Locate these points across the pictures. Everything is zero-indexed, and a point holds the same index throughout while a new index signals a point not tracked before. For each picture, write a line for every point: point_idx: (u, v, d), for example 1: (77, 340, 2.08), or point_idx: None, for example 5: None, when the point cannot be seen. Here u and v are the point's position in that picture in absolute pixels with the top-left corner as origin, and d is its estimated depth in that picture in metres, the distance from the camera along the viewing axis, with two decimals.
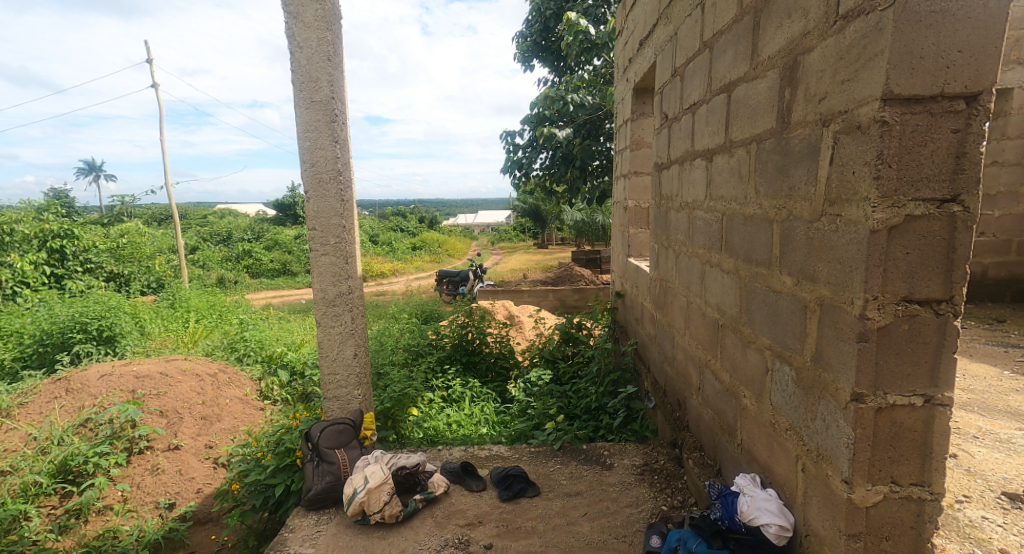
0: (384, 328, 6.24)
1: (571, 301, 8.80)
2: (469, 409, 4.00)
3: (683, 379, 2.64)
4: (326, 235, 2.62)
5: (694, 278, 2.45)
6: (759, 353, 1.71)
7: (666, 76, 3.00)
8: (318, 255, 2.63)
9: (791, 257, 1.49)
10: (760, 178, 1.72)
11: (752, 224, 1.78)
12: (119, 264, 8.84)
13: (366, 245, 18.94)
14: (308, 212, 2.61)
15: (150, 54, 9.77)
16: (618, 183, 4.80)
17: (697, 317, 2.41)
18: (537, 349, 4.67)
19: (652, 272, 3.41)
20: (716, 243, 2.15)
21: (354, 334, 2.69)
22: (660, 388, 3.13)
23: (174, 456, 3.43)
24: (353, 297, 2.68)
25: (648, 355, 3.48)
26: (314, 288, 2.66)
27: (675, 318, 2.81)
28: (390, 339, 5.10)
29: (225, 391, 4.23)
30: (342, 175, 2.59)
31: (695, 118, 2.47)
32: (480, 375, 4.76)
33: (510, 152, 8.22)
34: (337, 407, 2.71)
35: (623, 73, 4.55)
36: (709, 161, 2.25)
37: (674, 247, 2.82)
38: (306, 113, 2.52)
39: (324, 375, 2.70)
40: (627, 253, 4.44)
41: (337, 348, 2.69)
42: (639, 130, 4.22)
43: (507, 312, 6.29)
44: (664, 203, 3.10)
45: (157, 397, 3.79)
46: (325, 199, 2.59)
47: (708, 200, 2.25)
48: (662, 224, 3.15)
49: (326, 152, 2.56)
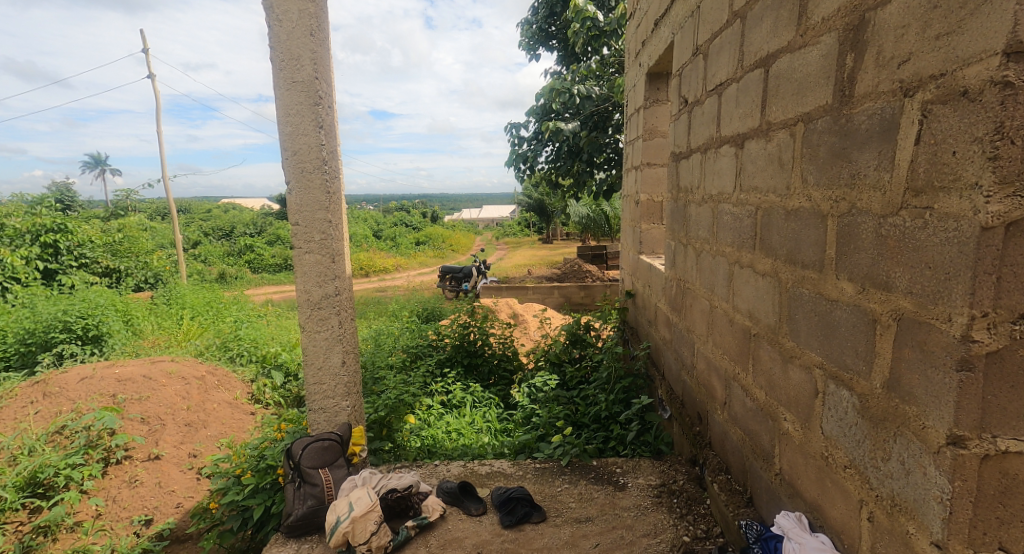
0: (382, 327, 6.03)
1: (577, 299, 8.58)
2: (470, 415, 3.78)
3: (705, 390, 2.41)
4: (311, 231, 2.37)
5: (720, 279, 2.20)
6: (806, 372, 1.46)
7: (686, 56, 2.74)
8: (302, 252, 2.39)
9: (853, 259, 1.24)
10: (808, 165, 1.46)
11: (798, 219, 1.51)
12: (115, 259, 8.68)
13: (369, 240, 18.73)
14: (291, 205, 2.36)
15: (146, 44, 9.57)
16: (628, 175, 4.55)
17: (724, 324, 2.16)
18: (542, 351, 4.47)
19: (668, 270, 3.16)
20: (747, 241, 1.90)
21: (342, 341, 2.46)
22: (677, 398, 2.88)
23: (154, 467, 3.17)
24: (340, 300, 2.44)
25: (663, 360, 3.23)
26: (297, 289, 2.42)
27: (696, 322, 2.56)
28: (388, 340, 4.88)
29: (213, 394, 3.99)
30: (327, 165, 2.35)
31: (721, 100, 2.20)
32: (482, 379, 4.52)
33: (514, 145, 7.97)
34: (323, 420, 2.47)
35: (635, 58, 4.28)
36: (739, 148, 2.00)
37: (694, 244, 2.57)
38: (286, 96, 2.27)
39: (309, 385, 2.46)
40: (640, 250, 4.18)
41: (324, 356, 2.45)
42: (653, 118, 3.98)
43: (511, 310, 6.04)
44: (683, 195, 2.84)
45: (138, 402, 3.55)
46: (309, 191, 2.35)
47: (738, 191, 2.00)
48: (680, 220, 2.89)
49: (310, 139, 2.31)
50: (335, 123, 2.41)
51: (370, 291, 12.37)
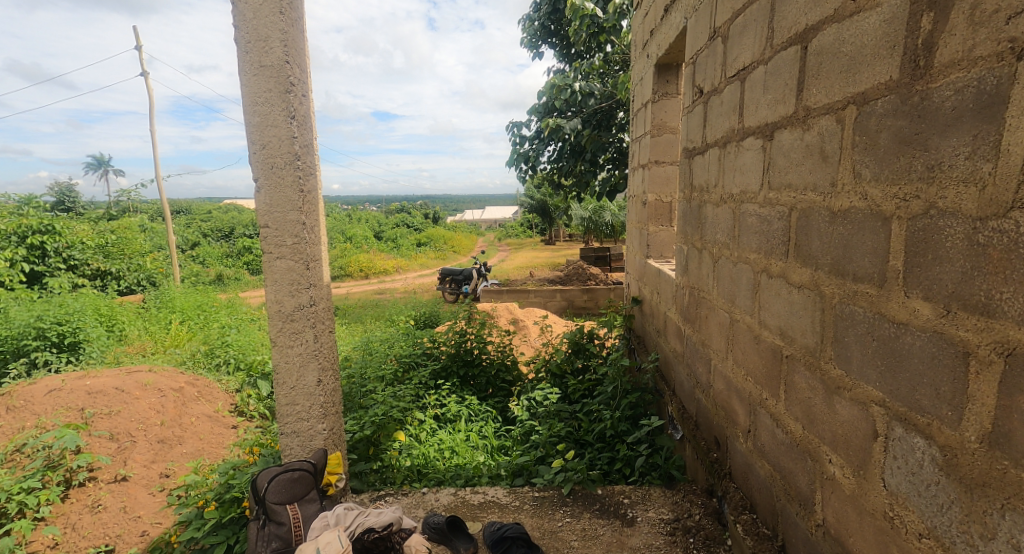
0: (377, 334, 5.79)
1: (579, 303, 8.32)
2: (465, 432, 3.53)
3: (723, 413, 2.16)
4: (282, 235, 2.12)
5: (742, 289, 1.95)
6: (858, 408, 1.20)
7: (701, 41, 2.49)
8: (272, 258, 2.14)
9: (930, 274, 0.99)
10: (861, 156, 1.21)
11: (846, 223, 1.26)
12: (106, 261, 8.48)
13: (370, 241, 18.52)
14: (259, 205, 2.11)
15: (138, 40, 9.36)
16: (635, 174, 4.30)
17: (747, 341, 1.91)
18: (542, 362, 4.22)
19: (679, 277, 2.90)
20: (778, 247, 1.65)
21: (317, 356, 2.21)
22: (689, 418, 2.63)
23: (120, 490, 2.91)
24: (316, 311, 2.20)
25: (674, 375, 2.98)
26: (267, 299, 2.17)
27: (713, 336, 2.31)
28: (381, 348, 4.63)
29: (192, 407, 3.74)
30: (300, 161, 2.10)
31: (744, 87, 1.95)
32: (479, 390, 4.27)
33: (514, 144, 7.74)
34: (297, 445, 2.22)
35: (643, 49, 4.04)
36: (766, 140, 1.75)
37: (710, 249, 2.32)
38: (253, 83, 2.01)
39: (281, 406, 2.20)
40: (647, 254, 3.93)
41: (297, 374, 2.19)
42: (661, 113, 3.73)
43: (511, 315, 5.79)
44: (697, 194, 2.58)
45: (108, 417, 3.30)
46: (280, 189, 2.09)
47: (765, 189, 1.74)
48: (693, 222, 2.64)
49: (280, 131, 2.05)
50: (309, 113, 2.16)
51: (369, 293, 12.15)
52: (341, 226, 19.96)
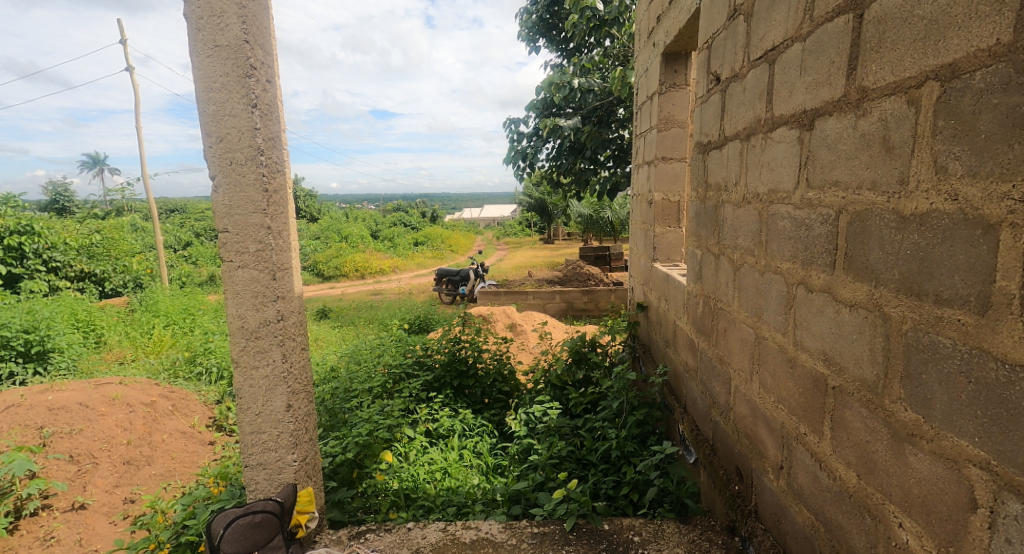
0: (368, 340, 5.53)
1: (579, 305, 8.07)
2: (458, 451, 3.28)
3: (747, 442, 1.90)
4: (244, 240, 1.86)
5: (772, 302, 1.70)
6: (946, 465, 0.95)
7: (719, 22, 2.23)
8: (234, 267, 1.88)
9: None
10: (947, 147, 0.95)
11: (924, 230, 1.01)
12: (90, 263, 8.22)
13: (366, 240, 18.25)
14: (218, 207, 1.85)
15: (123, 34, 9.08)
16: (639, 171, 4.04)
17: (778, 363, 1.65)
18: (542, 372, 3.97)
19: (692, 283, 2.65)
20: (821, 256, 1.39)
21: (286, 378, 1.94)
22: (705, 441, 2.38)
23: (77, 519, 2.64)
24: (285, 326, 1.94)
25: (686, 391, 2.73)
26: (228, 313, 1.90)
27: (734, 354, 2.05)
28: (370, 357, 4.37)
29: (164, 423, 3.46)
30: (264, 155, 1.83)
31: (773, 70, 1.69)
32: (474, 402, 4.02)
33: (511, 142, 7.48)
34: (263, 478, 1.96)
35: (648, 38, 3.78)
36: (803, 130, 1.49)
37: (732, 255, 2.06)
38: (208, 66, 1.76)
39: (245, 434, 1.94)
40: (653, 257, 3.67)
41: (263, 399, 1.93)
42: (669, 105, 3.47)
43: (508, 319, 5.53)
44: (713, 193, 2.32)
45: (68, 437, 3.05)
46: (240, 187, 1.83)
47: (803, 188, 1.49)
48: (709, 224, 2.38)
49: (240, 121, 1.79)
50: (275, 101, 1.90)
51: (365, 294, 11.88)
52: (337, 226, 19.69)
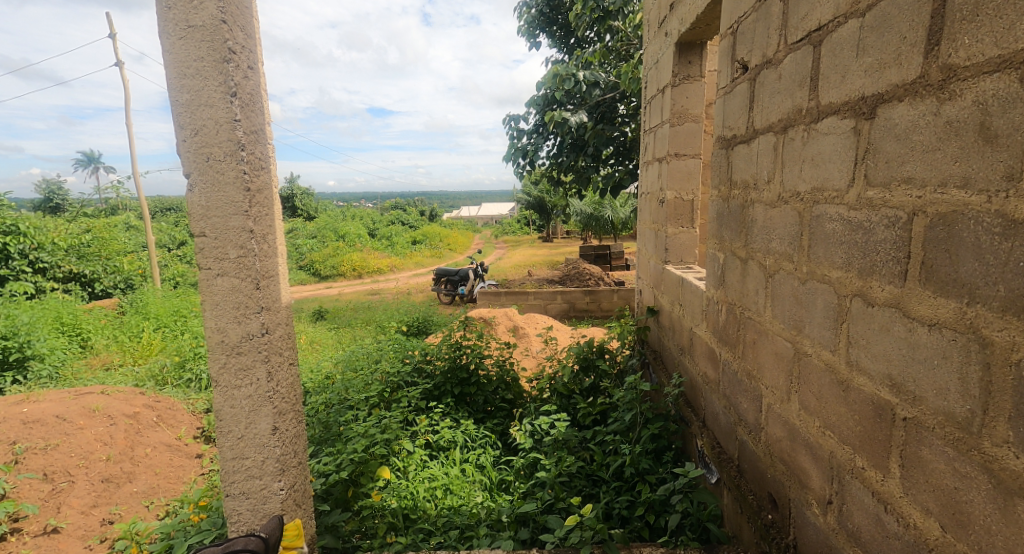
0: (365, 345, 5.33)
1: (581, 305, 7.89)
2: (459, 466, 3.09)
3: (784, 468, 1.72)
4: (224, 246, 1.66)
5: (817, 315, 1.51)
6: None
7: (747, 5, 2.05)
8: (213, 275, 1.68)
9: None
10: None
11: None
12: (79, 263, 8.01)
13: (363, 240, 18.04)
14: (193, 208, 1.65)
15: (113, 30, 8.87)
16: (649, 168, 3.86)
17: (824, 384, 1.47)
18: (547, 380, 3.79)
19: (712, 288, 2.46)
20: (886, 266, 1.21)
21: (272, 398, 1.75)
22: (729, 461, 2.20)
23: (48, 545, 2.45)
24: (270, 341, 1.74)
25: (706, 404, 2.55)
26: (206, 326, 1.71)
27: (766, 369, 1.87)
28: (366, 364, 4.18)
29: (148, 435, 3.26)
30: (245, 151, 1.63)
31: (818, 53, 1.51)
32: (476, 411, 3.83)
33: (512, 138, 7.27)
34: (247, 509, 1.76)
35: (660, 27, 3.60)
36: (860, 120, 1.30)
37: (766, 260, 1.88)
38: (180, 49, 1.55)
39: (226, 460, 1.74)
40: (665, 259, 3.49)
41: (246, 421, 1.73)
42: (682, 97, 3.29)
43: (510, 322, 5.34)
44: (739, 192, 2.14)
45: (43, 453, 2.86)
46: (218, 186, 1.63)
47: (860, 187, 1.30)
48: (734, 224, 2.20)
49: (217, 111, 1.59)
50: (258, 89, 1.70)
51: (362, 295, 11.68)
52: (334, 225, 19.46)
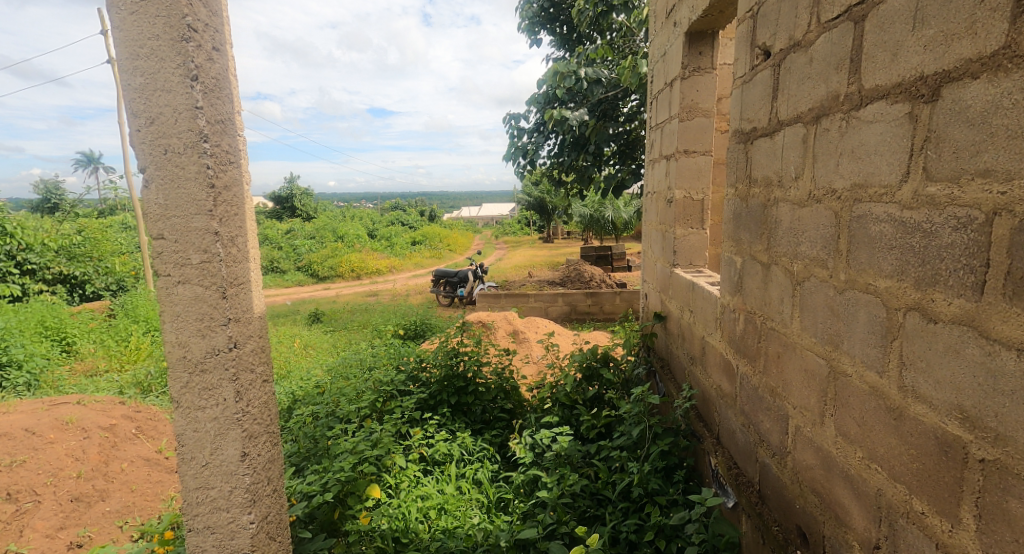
0: (358, 351, 5.14)
1: (582, 308, 7.70)
2: (456, 483, 2.90)
3: (817, 501, 1.53)
4: (184, 250, 1.47)
5: (858, 331, 1.33)
6: None
7: None
8: (172, 283, 1.49)
9: None
10: None
11: None
12: (69, 264, 7.83)
13: (362, 240, 17.86)
14: (150, 207, 1.46)
15: (105, 26, 8.70)
16: (656, 167, 3.68)
17: (868, 410, 1.28)
18: (548, 389, 3.60)
19: (728, 294, 2.28)
20: (952, 277, 1.02)
21: (241, 421, 1.56)
22: (749, 484, 2.01)
23: None
24: (239, 356, 1.55)
25: (721, 419, 2.37)
26: (166, 340, 1.51)
27: (793, 387, 1.68)
28: (358, 372, 3.99)
29: (125, 449, 3.06)
30: (208, 142, 1.44)
31: (860, 30, 1.33)
32: (473, 422, 3.64)
33: (512, 137, 7.08)
34: (212, 545, 1.57)
35: (668, 18, 3.42)
36: (916, 104, 1.12)
37: (793, 266, 1.69)
38: (132, 25, 1.37)
39: (189, 490, 1.55)
40: (673, 262, 3.30)
41: (211, 447, 1.54)
42: (692, 91, 3.11)
43: (510, 327, 5.16)
44: (760, 190, 1.95)
45: (8, 470, 2.68)
46: (178, 182, 1.44)
47: (915, 182, 1.11)
48: (754, 225, 2.01)
49: (175, 97, 1.40)
50: (225, 73, 1.51)
51: (360, 296, 11.50)
52: (333, 225, 19.28)
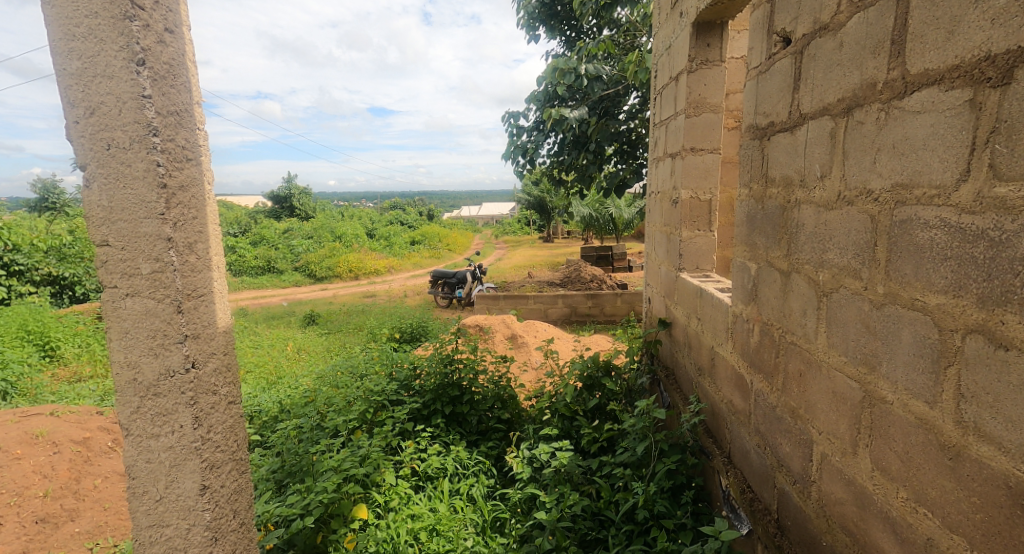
0: (352, 356, 4.97)
1: (584, 310, 7.53)
2: (449, 501, 2.73)
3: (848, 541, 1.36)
4: (134, 259, 1.31)
5: (897, 353, 1.16)
6: None
7: None
8: (120, 296, 1.32)
9: None
10: None
11: None
12: (60, 265, 7.67)
13: (361, 240, 17.69)
14: (93, 210, 1.29)
15: None
16: (661, 165, 3.51)
17: (911, 446, 1.12)
18: (547, 399, 3.43)
19: (741, 303, 2.11)
20: None
21: (200, 450, 1.39)
22: (766, 512, 1.84)
23: None
24: (199, 379, 1.38)
25: (733, 438, 2.20)
26: (114, 359, 1.34)
27: (817, 411, 1.51)
28: (350, 380, 3.82)
29: (99, 464, 2.90)
30: (157, 136, 1.29)
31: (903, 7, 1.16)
32: (468, 433, 3.47)
33: (511, 136, 6.90)
34: None
35: (673, 8, 3.25)
36: (982, 91, 0.95)
37: (817, 275, 1.52)
38: (65, 2, 1.21)
39: (143, 527, 1.39)
40: (678, 265, 3.13)
41: (167, 479, 1.38)
42: (700, 84, 2.94)
43: (508, 331, 4.99)
44: (778, 190, 1.78)
45: None
46: (123, 182, 1.28)
47: (982, 181, 0.95)
48: (771, 229, 1.84)
49: (117, 84, 1.25)
50: (182, 57, 1.35)
51: (357, 297, 11.33)
52: (331, 225, 19.09)
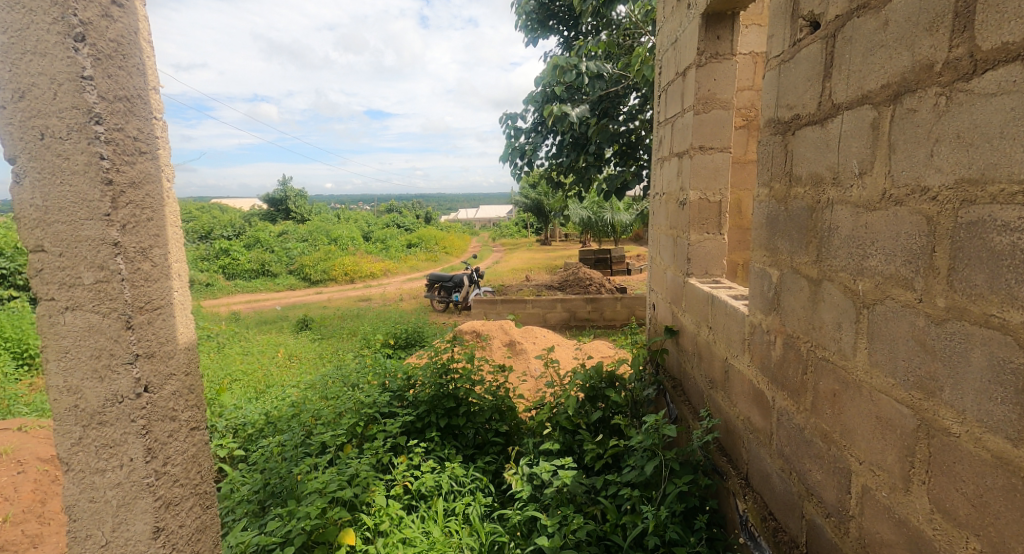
0: (346, 364, 4.78)
1: (583, 314, 7.36)
2: (444, 523, 2.55)
3: None
4: (75, 267, 1.17)
5: (964, 379, 1.00)
6: None
7: None
8: (60, 310, 1.18)
9: None
10: None
11: None
12: None
13: (357, 243, 17.48)
14: (25, 212, 1.17)
15: None
16: (666, 165, 3.35)
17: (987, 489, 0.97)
18: (548, 411, 3.25)
19: (761, 312, 1.94)
20: None
21: (154, 486, 1.24)
22: (792, 543, 1.68)
23: None
24: (153, 405, 1.24)
25: (751, 459, 2.03)
26: (51, 384, 1.20)
27: (856, 436, 1.35)
28: (340, 390, 3.63)
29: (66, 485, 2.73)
30: (100, 124, 1.17)
31: None
32: (465, 446, 3.29)
33: (508, 138, 6.72)
34: None
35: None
36: None
37: (855, 284, 1.35)
38: None
39: None
40: (685, 271, 2.96)
41: (115, 521, 1.23)
42: (710, 79, 2.78)
43: (506, 338, 4.81)
44: (805, 190, 1.62)
45: None
46: (60, 178, 1.16)
47: None
48: (796, 233, 1.67)
49: (55, 67, 1.15)
50: (136, 39, 1.26)
51: (352, 301, 11.13)
52: (327, 228, 18.86)
